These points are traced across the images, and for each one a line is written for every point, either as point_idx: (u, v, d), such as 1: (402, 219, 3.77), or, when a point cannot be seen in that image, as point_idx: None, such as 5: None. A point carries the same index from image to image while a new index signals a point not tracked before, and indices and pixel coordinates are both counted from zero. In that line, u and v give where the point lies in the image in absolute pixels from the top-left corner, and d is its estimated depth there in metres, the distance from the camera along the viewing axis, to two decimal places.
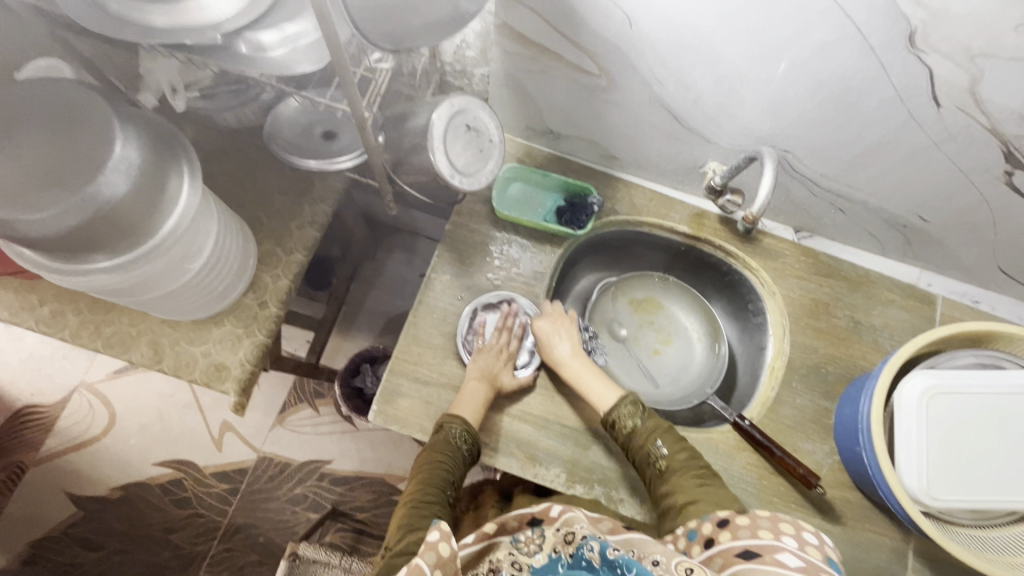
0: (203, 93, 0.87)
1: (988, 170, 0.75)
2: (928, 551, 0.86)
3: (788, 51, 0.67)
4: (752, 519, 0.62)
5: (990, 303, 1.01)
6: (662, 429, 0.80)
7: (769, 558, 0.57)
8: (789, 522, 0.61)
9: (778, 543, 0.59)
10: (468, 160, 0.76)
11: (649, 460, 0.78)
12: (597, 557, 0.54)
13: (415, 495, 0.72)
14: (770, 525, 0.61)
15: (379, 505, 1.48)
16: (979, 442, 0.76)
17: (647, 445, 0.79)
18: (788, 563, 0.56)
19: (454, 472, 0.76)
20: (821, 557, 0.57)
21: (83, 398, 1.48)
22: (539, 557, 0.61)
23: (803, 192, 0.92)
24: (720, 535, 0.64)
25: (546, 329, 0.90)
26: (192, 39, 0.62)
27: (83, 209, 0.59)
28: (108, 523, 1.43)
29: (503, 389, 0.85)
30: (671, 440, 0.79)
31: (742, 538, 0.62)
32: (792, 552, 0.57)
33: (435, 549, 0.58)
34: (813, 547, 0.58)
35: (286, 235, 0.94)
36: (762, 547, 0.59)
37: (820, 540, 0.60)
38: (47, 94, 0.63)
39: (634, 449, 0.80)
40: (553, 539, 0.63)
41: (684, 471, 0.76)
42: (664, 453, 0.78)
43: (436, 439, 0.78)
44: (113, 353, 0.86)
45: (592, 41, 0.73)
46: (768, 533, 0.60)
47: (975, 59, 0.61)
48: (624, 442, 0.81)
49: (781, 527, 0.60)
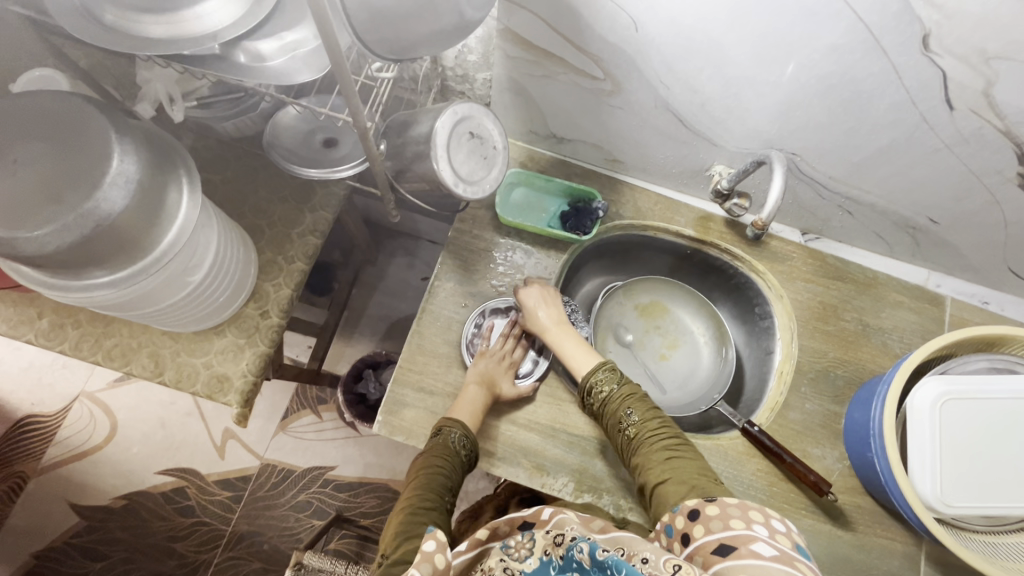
0: (201, 103, 0.83)
1: (1000, 172, 0.74)
2: (940, 556, 0.85)
3: (798, 54, 0.66)
4: (722, 508, 0.59)
5: (999, 304, 1.00)
6: (636, 397, 0.79)
7: (745, 550, 0.53)
8: (758, 509, 0.57)
9: (751, 532, 0.55)
10: (473, 168, 0.75)
11: (621, 427, 0.77)
12: (586, 559, 0.49)
13: (411, 500, 0.69)
14: (740, 514, 0.57)
15: (384, 511, 1.47)
16: (993, 448, 0.75)
17: (619, 412, 0.78)
18: (763, 553, 0.52)
19: (451, 476, 0.74)
20: (791, 544, 0.53)
21: (84, 407, 1.47)
22: (530, 562, 0.53)
23: (811, 194, 0.91)
24: (694, 529, 0.60)
25: (532, 295, 0.89)
26: (190, 51, 0.61)
27: (81, 225, 0.58)
28: (111, 532, 1.42)
29: (504, 395, 0.84)
30: (644, 408, 0.77)
31: (715, 531, 0.57)
32: (766, 540, 0.53)
33: (430, 560, 0.54)
34: (783, 535, 0.54)
35: (287, 244, 0.93)
36: (736, 538, 0.55)
37: (787, 526, 0.56)
38: (45, 108, 0.62)
39: (608, 416, 0.79)
40: (543, 541, 0.55)
41: (653, 439, 0.74)
42: (635, 421, 0.76)
43: (433, 443, 0.77)
44: (113, 366, 0.85)
45: (597, 45, 0.72)
46: (739, 521, 0.56)
47: (989, 61, 0.59)
48: (598, 410, 0.81)
49: (751, 515, 0.57)
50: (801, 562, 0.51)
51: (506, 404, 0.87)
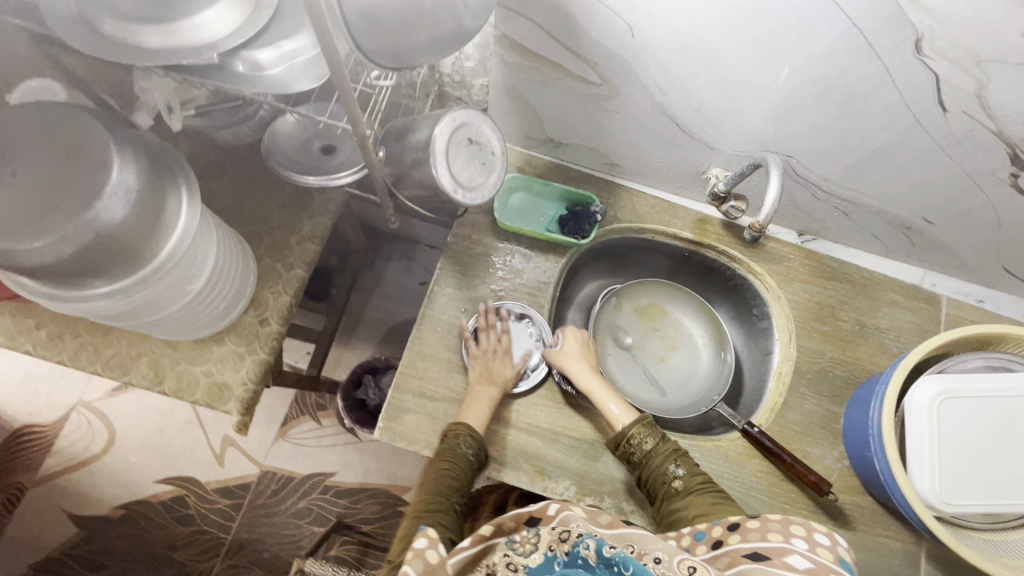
0: (198, 111, 0.87)
1: (993, 173, 0.75)
2: (941, 553, 0.85)
3: (792, 58, 0.66)
4: (763, 521, 0.58)
5: (995, 302, 1.01)
6: (681, 453, 0.79)
7: (778, 562, 0.54)
8: (800, 524, 0.57)
9: (788, 546, 0.55)
10: (471, 174, 0.75)
11: (665, 479, 0.76)
12: (592, 555, 0.48)
13: (418, 504, 0.71)
14: (781, 528, 0.57)
15: (385, 517, 1.47)
16: (991, 446, 0.75)
17: (663, 464, 0.77)
18: (797, 565, 0.53)
19: (459, 479, 0.74)
20: (833, 557, 0.53)
21: (82, 417, 1.47)
22: (535, 556, 0.53)
23: (807, 196, 0.92)
24: (729, 537, 0.60)
25: (576, 336, 0.91)
26: (189, 61, 0.61)
27: (82, 236, 0.58)
28: (111, 542, 1.42)
29: (509, 388, 0.85)
30: (690, 464, 0.77)
31: (752, 541, 0.58)
32: (802, 554, 0.54)
33: (422, 556, 0.55)
34: (825, 548, 0.54)
35: (286, 251, 0.93)
36: (771, 549, 0.55)
37: (833, 539, 0.56)
38: (43, 119, 0.62)
39: (649, 469, 0.78)
40: (548, 537, 0.54)
41: (701, 491, 0.73)
42: (682, 474, 0.76)
43: (444, 447, 0.77)
44: (112, 375, 0.85)
45: (593, 51, 0.73)
46: (778, 535, 0.56)
47: (982, 64, 0.60)
48: (638, 460, 0.79)
49: (791, 529, 0.56)
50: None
51: None
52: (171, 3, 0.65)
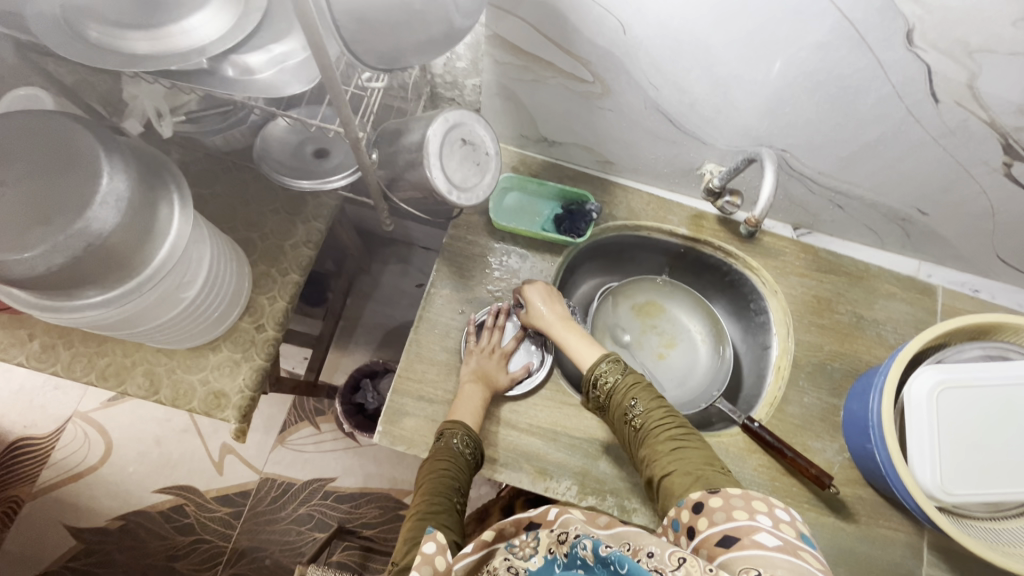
0: (190, 118, 0.84)
1: (986, 162, 0.75)
2: (941, 543, 0.86)
3: (784, 51, 0.66)
4: (726, 499, 0.59)
5: (990, 291, 1.01)
6: (641, 385, 0.78)
7: (747, 542, 0.53)
8: (762, 499, 0.57)
9: (754, 522, 0.54)
10: (466, 174, 0.74)
11: (627, 419, 0.77)
12: (590, 555, 0.46)
13: (420, 506, 0.68)
14: (744, 504, 0.57)
15: (385, 521, 1.46)
16: (989, 435, 0.76)
17: (624, 403, 0.77)
18: (767, 543, 0.52)
19: (458, 478, 0.73)
20: (795, 533, 0.53)
21: (78, 428, 1.45)
22: (534, 560, 0.51)
23: (801, 189, 0.92)
24: (699, 521, 0.59)
25: (536, 292, 0.88)
26: (178, 66, 0.60)
27: (71, 246, 0.57)
28: (110, 554, 1.40)
29: (502, 389, 0.85)
30: (648, 397, 0.77)
31: (720, 523, 0.57)
32: (769, 531, 0.53)
33: (431, 562, 0.55)
34: (786, 524, 0.54)
35: (281, 256, 0.92)
36: (740, 529, 0.55)
37: (791, 515, 0.56)
38: (29, 127, 0.61)
39: (613, 407, 0.79)
40: (548, 539, 0.52)
41: (659, 430, 0.73)
42: (641, 412, 0.76)
43: (437, 448, 0.76)
44: (107, 385, 0.84)
45: (586, 49, 0.72)
46: (743, 513, 0.56)
47: (973, 55, 0.61)
48: (604, 402, 0.80)
49: (754, 505, 0.56)
50: (805, 551, 0.51)
51: (496, 397, 0.87)
52: (159, 8, 0.64)
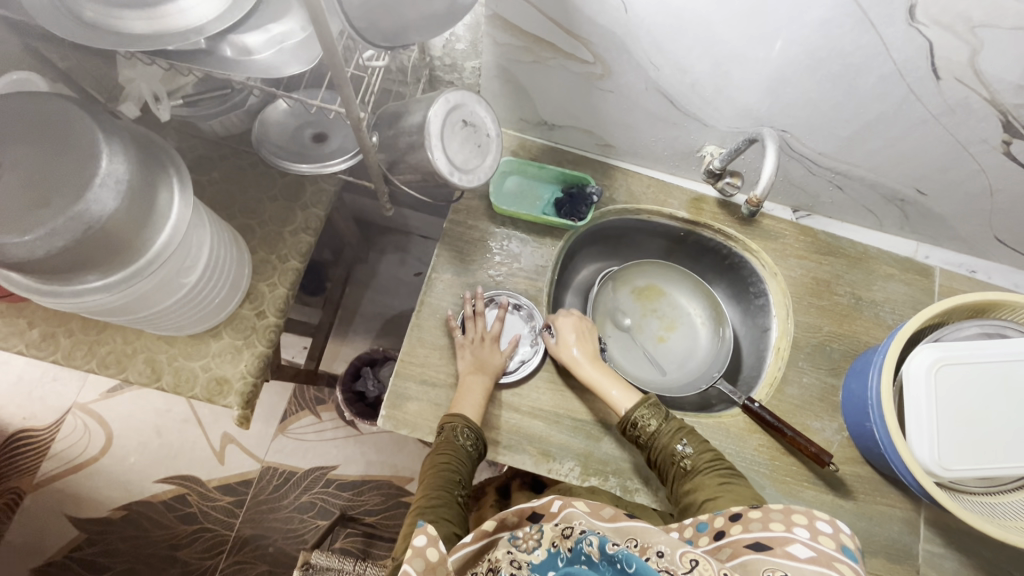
0: (187, 101, 0.83)
1: (986, 140, 0.75)
2: (938, 518, 0.87)
3: (787, 30, 0.66)
4: (765, 511, 0.58)
5: (986, 272, 1.02)
6: (688, 431, 0.78)
7: (780, 552, 0.53)
8: (802, 511, 0.56)
9: (789, 534, 0.54)
10: (467, 156, 0.74)
11: (674, 459, 0.75)
12: (595, 551, 0.46)
13: (420, 501, 0.69)
14: (783, 516, 0.56)
15: (386, 508, 1.47)
16: (988, 412, 0.76)
17: (671, 444, 0.76)
18: (799, 555, 0.52)
19: (460, 471, 0.73)
20: (835, 546, 0.53)
21: (78, 419, 1.45)
22: (538, 553, 0.50)
23: (801, 171, 0.92)
24: (731, 527, 0.59)
25: (569, 324, 0.89)
26: (176, 45, 0.60)
27: (71, 228, 0.57)
28: (113, 543, 1.41)
29: (498, 376, 0.84)
30: (697, 441, 0.77)
31: (753, 530, 0.57)
32: (804, 543, 0.53)
33: (423, 555, 0.54)
34: (826, 536, 0.54)
35: (280, 243, 0.92)
36: (773, 539, 0.55)
37: (836, 526, 0.55)
38: (22, 108, 0.60)
39: (656, 449, 0.78)
40: (551, 533, 0.52)
41: (710, 470, 0.73)
42: (690, 453, 0.75)
43: (439, 441, 0.76)
44: (108, 373, 0.84)
45: (586, 29, 0.72)
46: (780, 524, 0.55)
47: (975, 30, 0.61)
48: (645, 443, 0.79)
49: (794, 518, 0.55)
50: (842, 563, 0.52)
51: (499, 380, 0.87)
52: None
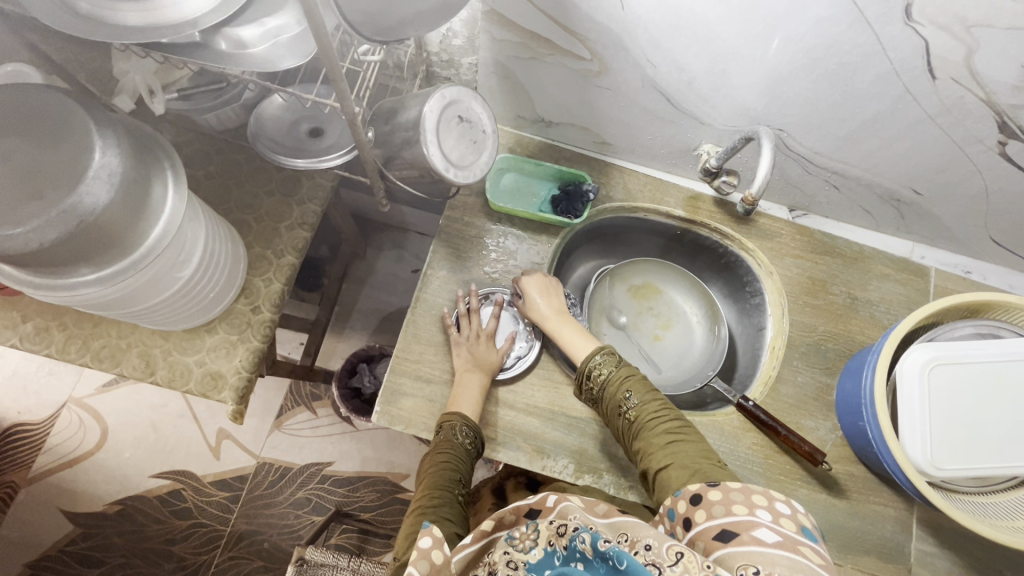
0: (181, 95, 0.82)
1: (981, 141, 0.76)
2: (929, 517, 0.87)
3: (783, 29, 0.66)
4: (726, 493, 0.58)
5: (981, 273, 1.03)
6: (636, 378, 0.79)
7: (746, 537, 0.53)
8: (761, 493, 0.57)
9: (754, 518, 0.54)
10: (462, 152, 0.74)
11: (620, 411, 0.77)
12: (589, 548, 0.46)
13: (421, 501, 0.68)
14: (744, 499, 0.57)
15: (382, 504, 1.47)
16: (979, 412, 0.76)
17: (617, 395, 0.77)
18: (765, 540, 0.52)
19: (460, 471, 0.73)
20: (796, 528, 0.53)
21: (73, 413, 1.45)
22: (534, 552, 0.50)
23: (797, 170, 0.92)
24: (697, 514, 0.59)
25: (533, 284, 0.89)
26: (170, 38, 0.59)
27: (64, 221, 0.57)
28: (108, 538, 1.41)
29: (495, 372, 0.84)
30: (644, 390, 0.77)
31: (717, 517, 0.57)
32: (768, 526, 0.53)
33: (427, 557, 0.53)
34: (787, 517, 0.54)
35: (276, 238, 0.92)
36: (739, 524, 0.54)
37: (793, 507, 0.56)
38: (16, 100, 0.60)
39: (607, 400, 0.79)
40: (547, 530, 0.51)
41: (654, 422, 0.73)
42: (635, 404, 0.76)
43: (437, 440, 0.76)
44: (102, 367, 0.83)
45: (584, 26, 0.72)
46: (743, 508, 0.56)
47: (971, 30, 0.61)
48: (596, 393, 0.80)
49: (754, 500, 0.56)
50: (805, 546, 0.52)
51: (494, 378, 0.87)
52: None
